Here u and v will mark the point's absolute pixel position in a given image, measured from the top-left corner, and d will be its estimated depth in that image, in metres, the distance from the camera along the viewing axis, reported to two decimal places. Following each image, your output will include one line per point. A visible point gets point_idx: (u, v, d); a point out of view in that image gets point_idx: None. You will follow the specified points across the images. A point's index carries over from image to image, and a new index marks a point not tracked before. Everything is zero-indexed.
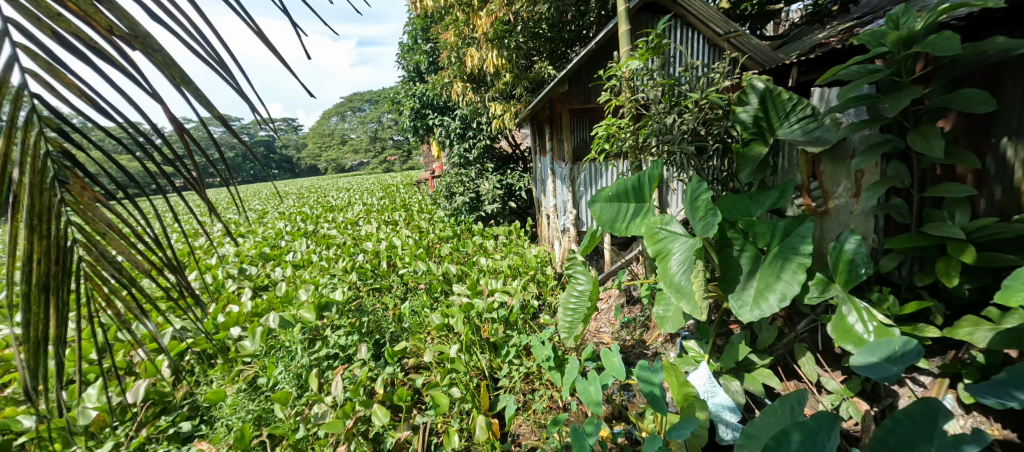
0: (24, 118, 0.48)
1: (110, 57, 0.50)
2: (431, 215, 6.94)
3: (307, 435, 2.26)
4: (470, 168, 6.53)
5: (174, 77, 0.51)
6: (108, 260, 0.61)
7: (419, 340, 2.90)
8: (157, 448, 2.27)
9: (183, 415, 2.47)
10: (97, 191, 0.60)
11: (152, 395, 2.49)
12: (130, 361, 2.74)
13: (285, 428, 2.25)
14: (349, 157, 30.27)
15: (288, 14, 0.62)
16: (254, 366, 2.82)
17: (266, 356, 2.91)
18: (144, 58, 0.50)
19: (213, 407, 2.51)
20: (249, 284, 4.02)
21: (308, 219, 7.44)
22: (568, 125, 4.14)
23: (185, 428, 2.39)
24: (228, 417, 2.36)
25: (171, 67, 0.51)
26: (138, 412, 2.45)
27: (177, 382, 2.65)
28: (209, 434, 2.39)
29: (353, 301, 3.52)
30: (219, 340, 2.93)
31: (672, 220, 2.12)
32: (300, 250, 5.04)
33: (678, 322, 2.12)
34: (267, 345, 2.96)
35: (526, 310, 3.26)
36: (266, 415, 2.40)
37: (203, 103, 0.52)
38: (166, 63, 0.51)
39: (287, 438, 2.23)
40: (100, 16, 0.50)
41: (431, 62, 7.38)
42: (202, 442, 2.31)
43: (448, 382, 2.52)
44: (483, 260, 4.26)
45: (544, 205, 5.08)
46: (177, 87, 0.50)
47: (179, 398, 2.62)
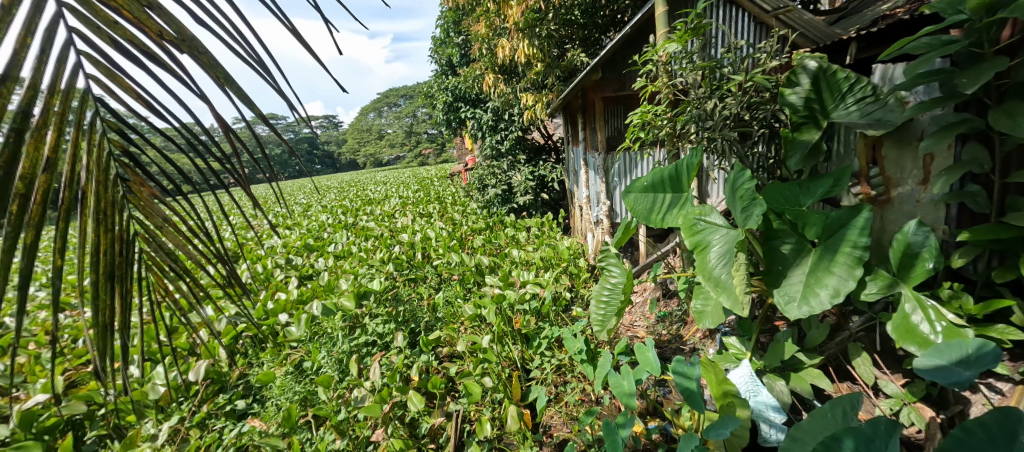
0: (89, 121, 0.51)
1: (162, 62, 0.52)
2: (464, 208, 6.98)
3: (348, 417, 2.33)
4: (502, 160, 6.51)
5: (218, 77, 0.52)
6: (165, 253, 0.64)
7: (453, 330, 2.94)
8: (216, 423, 2.41)
9: (238, 394, 2.63)
10: (155, 189, 0.62)
11: (211, 374, 2.67)
12: (191, 342, 2.92)
13: (328, 409, 2.34)
14: (384, 151, 30.97)
15: (321, 10, 0.63)
16: (300, 351, 2.94)
17: (310, 342, 3.02)
18: (191, 61, 0.51)
19: (264, 387, 2.64)
20: (296, 273, 4.20)
21: (348, 212, 7.65)
22: (602, 114, 4.06)
23: (240, 405, 2.53)
24: (276, 398, 2.47)
25: (216, 69, 0.53)
26: (201, 390, 2.63)
27: (232, 363, 2.82)
28: (260, 412, 2.51)
29: (389, 291, 3.61)
30: (268, 326, 3.07)
31: (711, 211, 2.03)
32: (342, 241, 5.21)
33: (717, 318, 2.04)
34: (312, 331, 3.07)
35: (559, 302, 3.23)
36: (311, 396, 2.50)
37: (247, 103, 0.54)
38: (211, 65, 0.52)
39: (329, 419, 2.31)
40: (147, 23, 0.52)
41: (463, 55, 7.41)
42: (255, 420, 2.40)
43: (481, 371, 2.56)
44: (514, 252, 4.23)
45: (577, 196, 5.04)
46: (222, 88, 0.52)
47: (234, 378, 2.78)
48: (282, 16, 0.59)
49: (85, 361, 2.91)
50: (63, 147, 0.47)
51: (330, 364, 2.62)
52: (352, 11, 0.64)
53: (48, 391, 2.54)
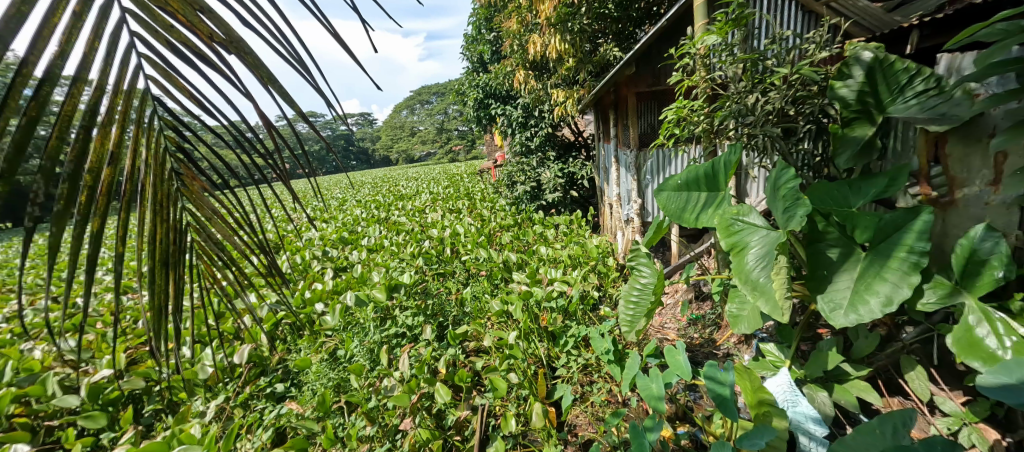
0: (150, 118, 0.58)
1: (214, 63, 0.59)
2: (492, 204, 6.99)
3: (378, 405, 2.38)
4: (531, 157, 6.47)
5: (262, 76, 0.59)
6: (213, 243, 0.71)
7: (480, 325, 2.95)
8: (257, 404, 2.51)
9: (277, 377, 2.73)
10: (206, 182, 0.69)
11: (254, 358, 2.79)
12: (237, 327, 3.06)
13: (359, 396, 2.40)
14: (416, 147, 31.42)
15: (356, 11, 0.68)
16: (334, 339, 3.03)
17: (344, 331, 3.11)
18: (238, 61, 0.58)
19: (302, 372, 2.71)
20: (331, 265, 4.32)
21: (380, 207, 7.80)
22: (634, 110, 3.97)
23: (279, 388, 2.63)
24: (313, 382, 2.56)
25: (260, 68, 0.59)
26: (244, 372, 2.75)
27: (273, 348, 2.93)
28: (298, 396, 2.59)
29: (419, 284, 3.66)
30: (305, 314, 3.17)
31: (750, 211, 1.95)
32: (375, 235, 5.32)
33: (754, 323, 1.97)
34: (346, 320, 3.14)
35: (586, 301, 3.18)
36: (344, 383, 2.57)
37: (285, 98, 0.59)
38: (256, 64, 0.59)
39: (360, 406, 2.37)
40: (200, 26, 0.60)
41: (494, 51, 7.41)
42: (292, 402, 2.49)
43: (506, 367, 2.55)
44: (542, 249, 4.20)
45: (607, 193, 4.96)
46: (265, 85, 0.58)
47: (275, 362, 2.89)
48: (320, 19, 0.65)
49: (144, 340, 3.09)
50: (126, 143, 0.54)
51: (362, 353, 2.68)
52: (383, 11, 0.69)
53: (111, 366, 2.72)
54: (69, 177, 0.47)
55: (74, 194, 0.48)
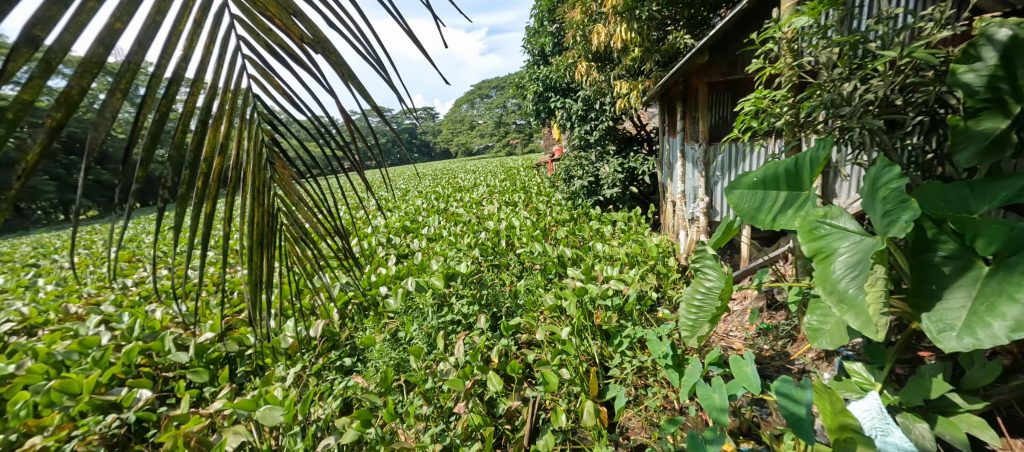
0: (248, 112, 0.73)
1: (302, 61, 0.72)
2: (548, 198, 6.95)
3: (434, 386, 2.46)
4: (590, 151, 6.34)
5: (343, 73, 0.72)
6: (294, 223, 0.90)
7: (533, 318, 2.93)
8: (329, 375, 2.69)
9: (346, 352, 2.89)
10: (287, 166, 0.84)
11: (326, 333, 2.98)
12: (313, 303, 3.29)
13: (418, 376, 2.49)
14: (475, 140, 31.95)
15: (428, 7, 0.78)
16: (396, 321, 3.16)
17: (405, 314, 3.23)
18: (324, 60, 0.71)
19: (366, 350, 2.86)
20: (394, 251, 4.51)
21: (439, 198, 8.02)
22: (704, 101, 3.73)
23: (347, 363, 2.79)
24: (375, 360, 2.65)
25: (341, 66, 0.72)
26: (318, 345, 2.94)
27: (342, 325, 3.12)
28: (363, 371, 2.73)
29: (475, 274, 3.73)
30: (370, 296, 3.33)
31: (840, 214, 1.77)
32: (434, 225, 5.48)
33: (837, 339, 1.80)
34: (407, 304, 3.27)
35: (643, 301, 3.06)
36: (404, 363, 2.68)
37: (360, 92, 0.72)
38: (338, 63, 0.72)
39: (418, 386, 2.46)
40: (293, 27, 0.73)
41: (556, 43, 7.32)
42: (358, 376, 2.64)
43: (558, 362, 2.52)
44: (598, 245, 4.10)
45: (670, 190, 4.76)
46: (345, 82, 0.71)
47: (345, 337, 3.07)
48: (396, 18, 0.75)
49: (241, 309, 3.42)
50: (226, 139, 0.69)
51: (421, 336, 2.78)
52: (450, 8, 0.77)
53: (214, 330, 3.05)
54: (188, 165, 0.63)
55: (193, 181, 0.64)
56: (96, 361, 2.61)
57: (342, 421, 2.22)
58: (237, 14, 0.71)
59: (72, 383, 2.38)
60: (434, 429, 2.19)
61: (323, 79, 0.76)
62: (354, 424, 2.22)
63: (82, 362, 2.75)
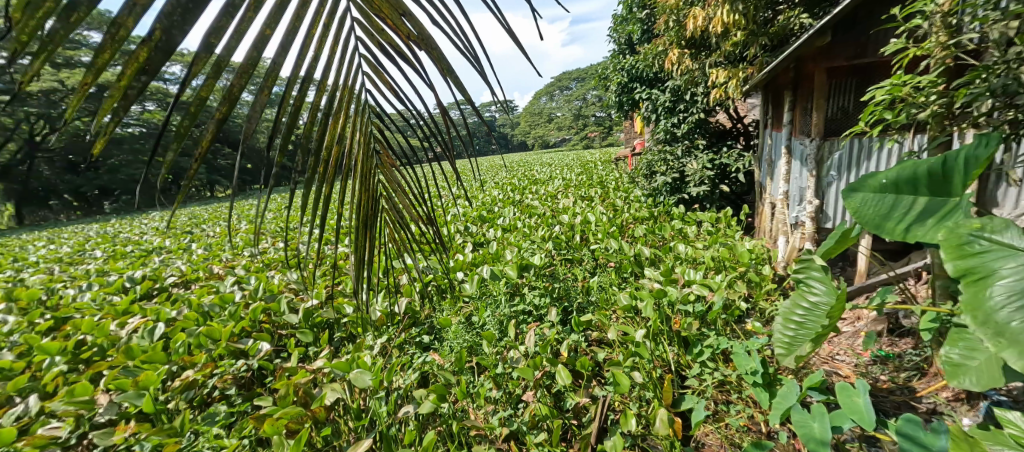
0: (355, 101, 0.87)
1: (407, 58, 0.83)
2: (627, 194, 6.70)
3: (504, 372, 2.49)
4: (676, 145, 5.99)
5: (443, 68, 0.80)
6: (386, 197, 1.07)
7: (604, 316, 2.83)
8: (410, 348, 2.85)
9: (425, 329, 3.03)
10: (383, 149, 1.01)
11: (409, 310, 3.15)
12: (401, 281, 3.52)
13: (489, 360, 2.54)
14: (554, 133, 31.89)
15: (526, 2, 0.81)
16: (471, 306, 3.24)
17: (479, 299, 3.31)
18: (428, 55, 0.79)
19: (443, 329, 2.98)
20: (471, 239, 4.63)
21: (516, 190, 8.08)
22: (822, 90, 3.35)
23: (426, 339, 2.93)
24: (451, 340, 2.76)
25: (442, 62, 0.80)
26: (401, 319, 3.11)
27: (422, 305, 3.27)
28: (439, 349, 2.85)
29: (547, 267, 3.71)
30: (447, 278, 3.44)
31: (1004, 229, 1.49)
32: (509, 216, 5.54)
33: (989, 382, 1.51)
34: (481, 290, 3.34)
35: (729, 311, 2.81)
36: (476, 346, 2.75)
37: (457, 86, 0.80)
38: (439, 58, 0.80)
39: (489, 370, 2.50)
40: (402, 25, 0.82)
41: (645, 31, 6.97)
42: (435, 354, 2.77)
43: (630, 364, 2.41)
44: (680, 247, 3.83)
45: (770, 191, 4.31)
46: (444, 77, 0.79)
47: (424, 316, 3.22)
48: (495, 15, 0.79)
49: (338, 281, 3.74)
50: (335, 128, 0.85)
51: (493, 323, 2.84)
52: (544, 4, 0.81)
53: (318, 297, 3.38)
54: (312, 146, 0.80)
55: (314, 166, 0.85)
56: (232, 314, 3.13)
57: (420, 391, 2.33)
58: (357, 17, 0.82)
59: (217, 331, 2.88)
60: (502, 413, 2.24)
61: (424, 72, 0.85)
62: (431, 397, 2.32)
63: (224, 313, 3.24)
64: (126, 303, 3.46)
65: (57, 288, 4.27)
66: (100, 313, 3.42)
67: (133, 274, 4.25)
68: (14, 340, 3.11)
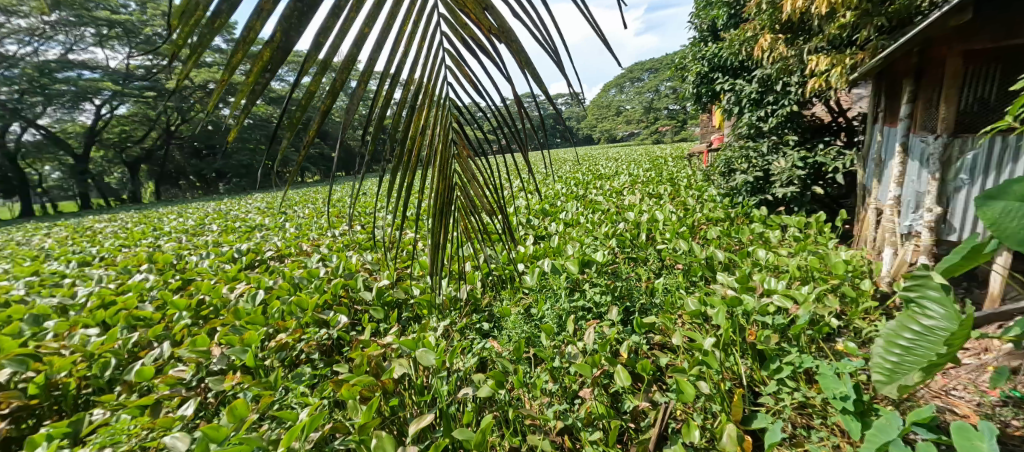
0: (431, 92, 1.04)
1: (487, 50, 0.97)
2: (699, 192, 6.34)
3: (561, 366, 2.46)
4: (761, 140, 5.50)
5: (522, 61, 0.95)
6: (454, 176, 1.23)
7: (670, 320, 2.68)
8: (471, 334, 2.90)
9: (485, 316, 3.06)
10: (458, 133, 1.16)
11: (471, 297, 3.20)
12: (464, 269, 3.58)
13: (547, 353, 2.52)
14: (620, 126, 31.04)
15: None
16: (530, 298, 3.23)
17: (538, 292, 3.29)
18: (508, 48, 0.93)
19: (502, 319, 2.99)
20: (532, 232, 4.62)
21: (579, 184, 7.94)
22: (955, 77, 2.91)
23: (485, 326, 2.97)
24: (510, 329, 2.78)
25: (520, 55, 0.94)
26: (464, 303, 3.17)
27: (482, 293, 3.30)
28: (498, 337, 2.87)
29: (610, 265, 3.61)
30: (508, 269, 3.45)
31: None
32: (572, 210, 5.45)
33: None
34: (541, 283, 3.32)
35: (820, 329, 2.49)
36: (534, 338, 2.75)
37: (535, 76, 0.94)
38: (519, 52, 0.94)
39: (546, 362, 2.49)
40: (485, 20, 0.94)
41: (731, 15, 6.47)
42: (493, 341, 2.80)
43: (696, 373, 2.26)
44: (761, 252, 3.45)
45: (877, 196, 3.87)
46: (523, 68, 0.93)
47: (484, 304, 3.24)
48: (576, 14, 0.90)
49: (406, 265, 3.89)
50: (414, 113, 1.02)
51: (552, 316, 2.81)
52: (621, 1, 0.89)
53: (388, 278, 3.54)
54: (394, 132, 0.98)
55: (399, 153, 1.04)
56: (317, 287, 3.38)
57: (479, 376, 2.37)
58: (445, 14, 0.95)
59: (305, 301, 3.10)
60: (558, 406, 2.22)
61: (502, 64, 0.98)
62: (489, 382, 2.35)
63: (311, 285, 3.51)
64: (236, 270, 3.90)
65: (183, 256, 4.90)
66: (214, 278, 3.89)
67: (241, 246, 4.75)
68: (152, 293, 3.58)
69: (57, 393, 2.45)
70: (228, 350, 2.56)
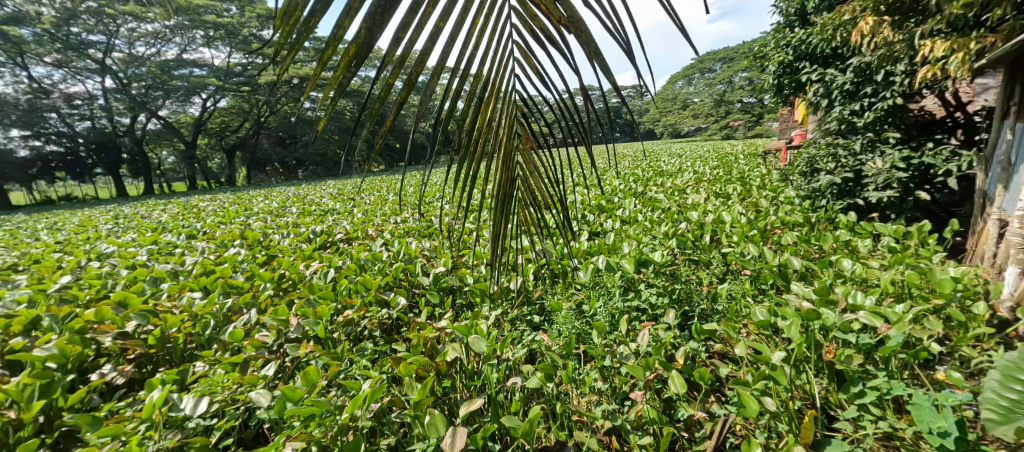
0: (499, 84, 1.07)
1: (556, 42, 0.98)
2: (775, 192, 5.89)
3: (612, 366, 2.38)
4: (854, 138, 4.68)
5: (590, 51, 0.94)
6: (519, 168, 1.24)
7: (733, 329, 2.51)
8: (521, 326, 2.88)
9: (535, 310, 3.03)
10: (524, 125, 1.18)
11: (523, 289, 3.18)
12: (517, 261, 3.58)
13: (597, 351, 2.45)
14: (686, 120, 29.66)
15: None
16: (581, 294, 3.16)
17: (591, 289, 3.21)
18: (577, 38, 0.93)
19: (553, 314, 2.94)
20: (587, 228, 4.52)
21: (639, 181, 7.69)
22: None
23: (536, 319, 2.94)
24: (561, 324, 2.73)
25: (589, 45, 0.93)
26: (515, 295, 3.16)
27: (534, 286, 3.28)
28: (548, 331, 2.83)
29: (668, 265, 3.45)
30: (562, 264, 3.40)
31: None
32: (629, 207, 5.29)
33: None
34: (594, 280, 3.24)
35: (921, 355, 2.13)
36: (585, 335, 2.69)
37: (602, 66, 0.93)
38: (587, 42, 0.93)
39: (597, 360, 2.43)
40: (555, 11, 0.95)
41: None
42: (543, 334, 2.76)
43: (761, 388, 2.10)
44: (847, 263, 3.02)
45: (998, 205, 3.23)
46: (591, 58, 0.92)
47: (535, 297, 3.22)
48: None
49: (463, 254, 3.94)
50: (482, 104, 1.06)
51: (604, 314, 2.74)
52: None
53: (444, 265, 3.61)
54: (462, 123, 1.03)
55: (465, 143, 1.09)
56: (381, 270, 3.53)
57: (528, 367, 2.35)
58: (516, 7, 0.97)
59: (369, 282, 3.25)
60: (607, 406, 2.15)
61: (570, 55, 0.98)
62: (537, 374, 2.31)
63: (374, 267, 3.67)
64: (310, 249, 4.17)
65: (267, 233, 5.33)
66: (293, 255, 4.18)
67: (315, 228, 5.07)
68: (243, 265, 3.89)
69: (169, 346, 2.71)
70: (302, 320, 2.75)
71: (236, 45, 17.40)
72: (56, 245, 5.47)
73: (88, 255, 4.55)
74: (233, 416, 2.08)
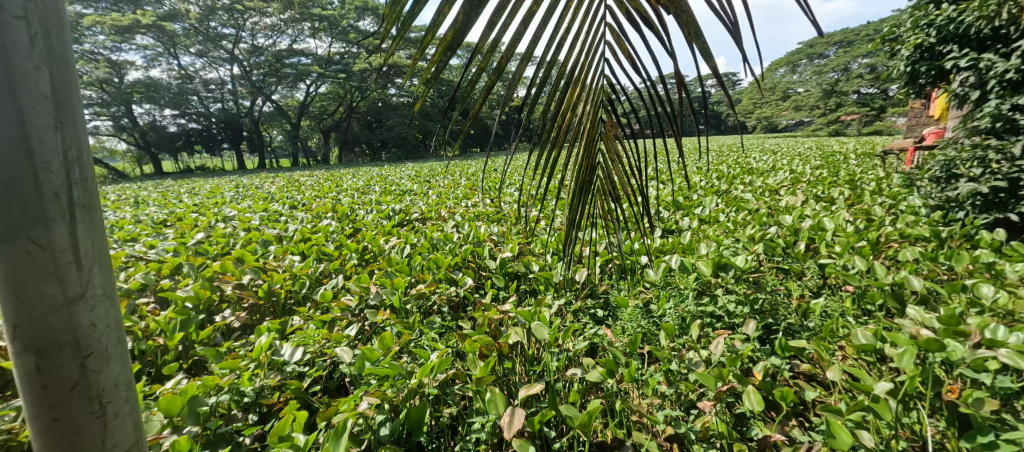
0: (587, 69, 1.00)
1: (652, 24, 0.89)
2: (892, 198, 5.18)
3: (679, 370, 2.25)
4: (1013, 139, 3.82)
5: (691, 34, 0.84)
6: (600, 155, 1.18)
7: (827, 349, 2.24)
8: (583, 319, 2.81)
9: (600, 304, 2.93)
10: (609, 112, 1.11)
11: (589, 281, 3.11)
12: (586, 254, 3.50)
13: (664, 353, 2.33)
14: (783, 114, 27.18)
15: None
16: (650, 293, 3.02)
17: (661, 289, 3.06)
18: (676, 19, 0.84)
19: (618, 310, 2.84)
20: (662, 225, 4.31)
21: (723, 178, 7.20)
22: None
23: (599, 313, 2.85)
24: (626, 321, 2.63)
25: (690, 27, 0.84)
26: (580, 287, 3.10)
27: (601, 279, 3.18)
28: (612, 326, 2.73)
29: (751, 272, 3.19)
30: (633, 260, 3.27)
31: None
32: (710, 205, 4.98)
33: None
34: (665, 280, 3.08)
35: None
36: (651, 336, 2.57)
37: (703, 51, 0.84)
38: (688, 23, 0.84)
39: (663, 362, 2.31)
40: None
41: None
42: (607, 329, 2.66)
43: (856, 416, 1.86)
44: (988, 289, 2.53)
45: None
46: (691, 41, 0.84)
47: (600, 289, 3.13)
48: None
49: (531, 242, 3.93)
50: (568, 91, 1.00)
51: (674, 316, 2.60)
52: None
53: (512, 252, 3.63)
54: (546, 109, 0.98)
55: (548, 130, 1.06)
56: (450, 251, 3.64)
57: (589, 360, 2.28)
58: None
59: (439, 261, 3.36)
60: (671, 411, 2.02)
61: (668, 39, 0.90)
62: (598, 368, 2.24)
63: (445, 247, 3.79)
64: (390, 226, 4.40)
65: (355, 209, 5.73)
66: (375, 230, 4.43)
67: (394, 207, 5.35)
68: (334, 235, 4.20)
69: (274, 299, 3.00)
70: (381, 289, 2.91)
71: (338, 37, 19.03)
72: (193, 206, 6.31)
73: (217, 216, 5.22)
74: (321, 367, 2.23)
